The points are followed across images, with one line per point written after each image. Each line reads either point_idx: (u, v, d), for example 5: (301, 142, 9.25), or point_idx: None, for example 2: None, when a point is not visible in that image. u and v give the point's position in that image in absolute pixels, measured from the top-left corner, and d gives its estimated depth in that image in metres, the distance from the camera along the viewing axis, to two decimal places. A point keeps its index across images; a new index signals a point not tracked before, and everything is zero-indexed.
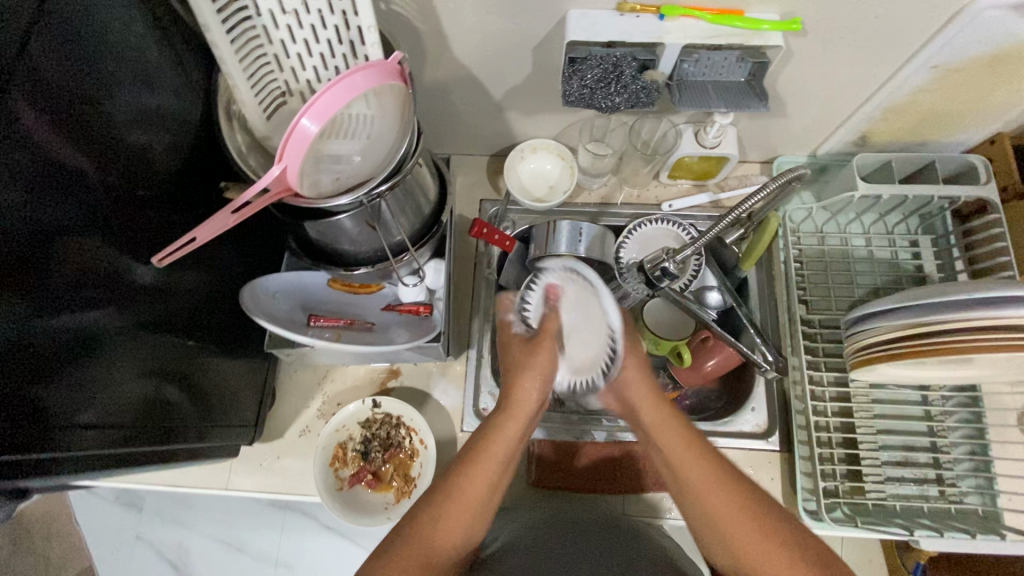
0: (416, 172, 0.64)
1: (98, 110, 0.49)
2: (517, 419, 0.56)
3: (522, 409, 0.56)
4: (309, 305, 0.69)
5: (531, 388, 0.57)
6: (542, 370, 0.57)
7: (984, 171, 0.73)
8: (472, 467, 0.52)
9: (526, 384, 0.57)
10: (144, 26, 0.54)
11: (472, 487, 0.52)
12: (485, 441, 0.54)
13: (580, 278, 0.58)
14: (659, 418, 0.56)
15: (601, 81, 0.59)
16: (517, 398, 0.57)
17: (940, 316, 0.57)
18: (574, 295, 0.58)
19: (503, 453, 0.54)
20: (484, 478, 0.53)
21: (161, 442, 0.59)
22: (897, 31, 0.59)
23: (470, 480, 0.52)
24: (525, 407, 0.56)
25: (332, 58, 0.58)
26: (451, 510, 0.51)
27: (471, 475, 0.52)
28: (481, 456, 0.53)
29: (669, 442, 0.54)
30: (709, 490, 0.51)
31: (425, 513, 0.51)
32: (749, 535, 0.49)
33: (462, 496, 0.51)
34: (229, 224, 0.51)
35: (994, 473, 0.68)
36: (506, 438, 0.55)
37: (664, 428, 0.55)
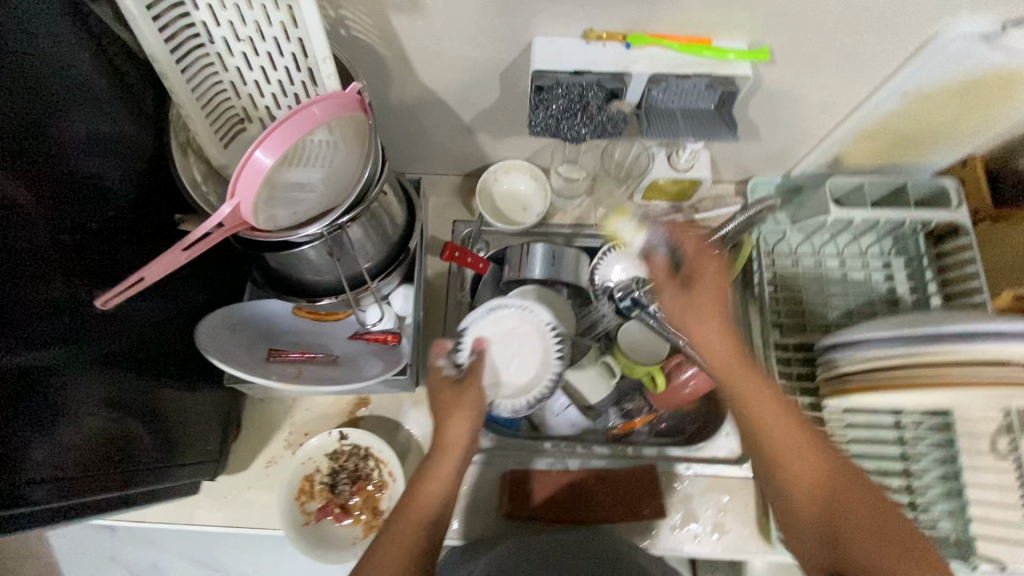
0: (382, 200, 0.62)
1: (40, 141, 0.47)
2: (451, 456, 0.59)
3: (454, 445, 0.59)
4: (272, 335, 0.66)
5: (461, 429, 0.59)
6: (472, 409, 0.60)
7: (955, 194, 0.72)
8: (411, 505, 0.56)
9: (453, 421, 0.60)
10: (90, 51, 0.51)
11: (413, 524, 0.55)
12: (421, 478, 0.58)
13: (489, 314, 0.69)
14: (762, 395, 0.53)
15: (566, 111, 0.58)
16: (446, 435, 0.59)
17: (912, 350, 0.57)
18: (499, 334, 0.69)
19: (440, 488, 0.57)
20: (424, 512, 0.56)
21: (118, 486, 0.56)
22: (868, 58, 0.58)
23: (410, 517, 0.55)
24: (457, 444, 0.59)
25: (290, 85, 0.56)
26: (393, 542, 0.54)
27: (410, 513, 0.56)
28: (421, 488, 0.57)
29: (739, 374, 0.53)
30: (779, 426, 0.52)
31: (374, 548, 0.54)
32: (810, 466, 0.52)
33: (402, 532, 0.54)
34: (180, 261, 0.49)
35: (966, 498, 0.69)
36: (442, 475, 0.58)
37: (760, 390, 0.53)
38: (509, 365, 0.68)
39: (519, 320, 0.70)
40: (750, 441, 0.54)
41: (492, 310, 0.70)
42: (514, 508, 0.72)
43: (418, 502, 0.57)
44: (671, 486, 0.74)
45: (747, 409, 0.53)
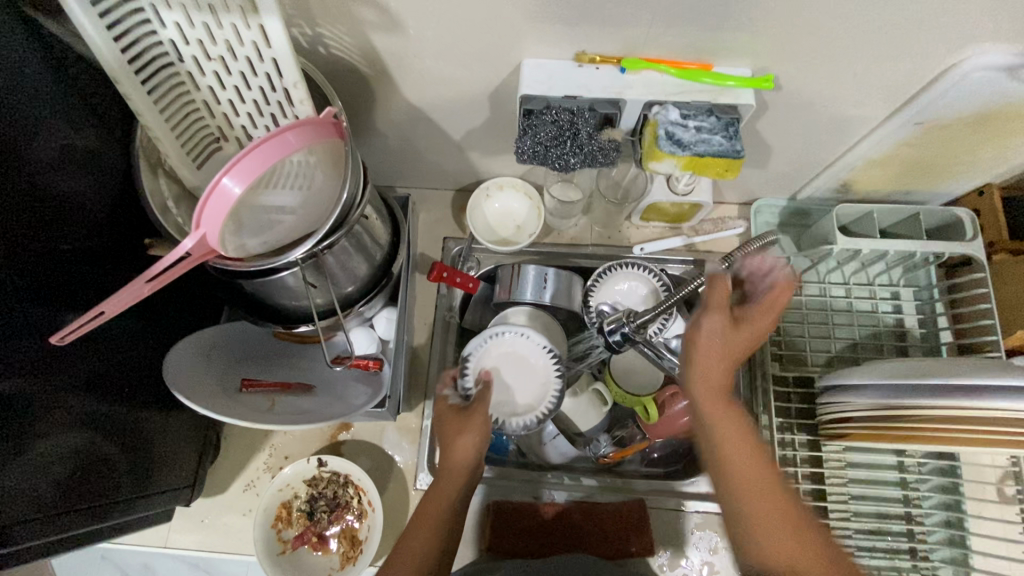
0: (364, 224, 0.60)
1: (6, 162, 0.45)
2: (453, 482, 0.55)
3: (458, 468, 0.55)
4: (249, 360, 0.63)
5: (464, 452, 0.55)
6: (477, 431, 0.57)
7: (971, 225, 0.68)
8: (418, 527, 0.53)
9: (459, 444, 0.56)
10: (57, 69, 0.49)
11: (418, 544, 0.52)
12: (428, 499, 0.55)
13: (490, 342, 0.66)
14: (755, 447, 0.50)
15: (555, 138, 0.54)
16: (450, 458, 0.55)
17: (919, 401, 0.53)
18: (503, 361, 0.66)
19: (445, 509, 0.54)
20: (431, 529, 0.53)
21: (91, 517, 0.54)
22: (881, 85, 0.54)
23: (415, 537, 0.52)
24: (460, 468, 0.55)
25: (266, 105, 0.53)
26: (400, 561, 0.51)
27: (416, 532, 0.53)
28: (423, 516, 0.54)
29: (725, 416, 0.51)
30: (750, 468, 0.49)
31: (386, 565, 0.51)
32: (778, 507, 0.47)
33: (408, 552, 0.52)
34: (143, 293, 0.47)
35: (969, 546, 0.66)
36: (445, 498, 0.54)
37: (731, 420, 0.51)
38: (511, 392, 0.65)
39: (521, 344, 0.66)
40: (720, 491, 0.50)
41: (494, 337, 0.67)
42: (497, 541, 0.71)
43: (424, 521, 0.53)
44: (661, 522, 0.71)
45: (716, 434, 0.51)
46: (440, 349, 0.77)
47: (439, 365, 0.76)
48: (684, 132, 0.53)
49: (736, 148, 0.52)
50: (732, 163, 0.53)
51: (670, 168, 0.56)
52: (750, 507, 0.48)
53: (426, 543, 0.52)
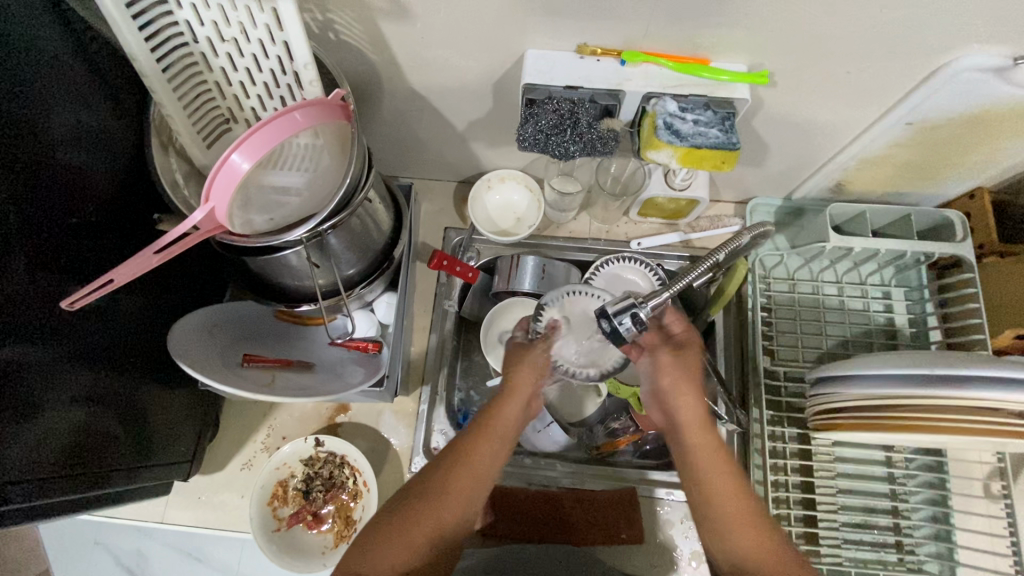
0: (367, 208, 0.61)
1: (22, 134, 0.46)
2: (513, 404, 0.57)
3: (522, 391, 0.57)
4: (249, 336, 0.65)
5: (525, 382, 0.58)
6: (536, 369, 0.58)
7: (961, 228, 0.70)
8: (481, 438, 0.54)
9: (522, 373, 0.58)
10: (74, 48, 0.51)
11: (484, 458, 0.53)
12: (489, 415, 0.56)
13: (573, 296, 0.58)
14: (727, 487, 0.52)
15: (556, 127, 0.55)
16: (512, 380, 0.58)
17: (907, 391, 0.55)
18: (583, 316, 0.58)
19: (507, 426, 0.56)
20: (494, 445, 0.54)
21: (90, 485, 0.55)
22: (873, 85, 0.56)
23: (478, 451, 0.53)
24: (521, 391, 0.57)
25: (276, 87, 0.55)
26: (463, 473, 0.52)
27: (478, 445, 0.54)
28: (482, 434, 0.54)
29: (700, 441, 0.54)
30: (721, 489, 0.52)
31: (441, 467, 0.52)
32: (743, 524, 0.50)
33: (473, 466, 0.53)
34: (152, 264, 0.48)
35: (954, 541, 0.67)
36: (508, 416, 0.56)
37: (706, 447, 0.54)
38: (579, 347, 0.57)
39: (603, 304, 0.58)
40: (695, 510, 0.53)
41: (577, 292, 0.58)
42: (491, 525, 0.72)
43: (489, 437, 0.55)
44: (651, 511, 0.72)
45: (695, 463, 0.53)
46: (437, 337, 0.78)
47: (436, 352, 0.78)
48: (683, 124, 0.54)
49: (733, 140, 0.53)
50: (728, 156, 0.54)
51: (667, 159, 0.56)
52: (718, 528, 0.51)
53: (489, 455, 0.54)
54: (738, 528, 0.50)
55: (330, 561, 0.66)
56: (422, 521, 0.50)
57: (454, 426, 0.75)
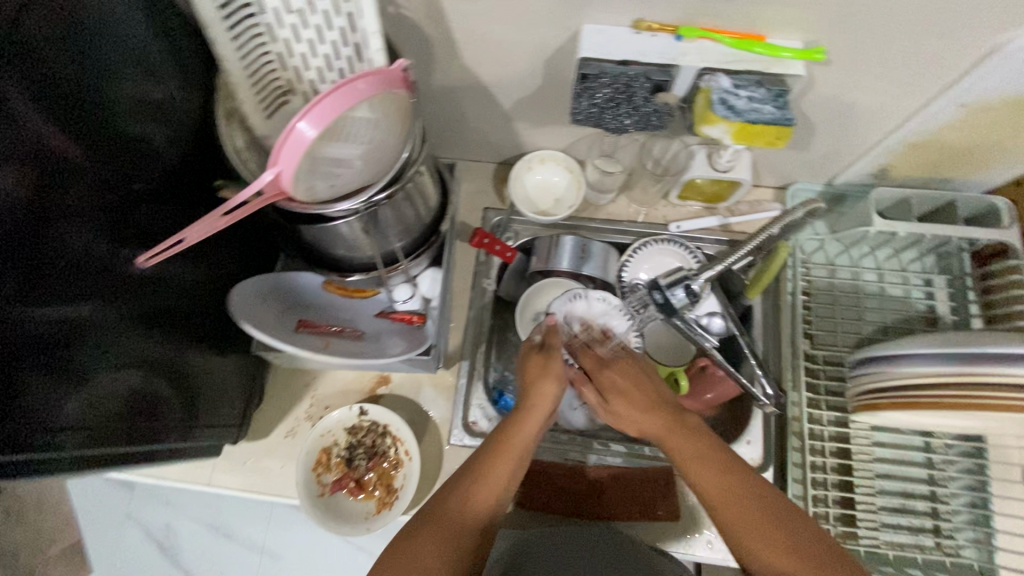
0: (418, 180, 0.62)
1: (97, 97, 0.48)
2: (534, 417, 0.59)
3: (541, 406, 0.60)
4: (300, 306, 0.68)
5: (547, 396, 0.60)
6: (556, 379, 0.61)
7: (1007, 213, 0.70)
8: (499, 455, 0.56)
9: (544, 386, 0.61)
10: (146, 17, 0.52)
11: (499, 478, 0.55)
12: (509, 433, 0.57)
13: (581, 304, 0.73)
14: (720, 491, 0.51)
15: (611, 100, 0.58)
16: (534, 397, 0.60)
17: (951, 369, 0.57)
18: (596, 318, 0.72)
19: (524, 445, 0.57)
20: (510, 462, 0.56)
21: (145, 441, 0.57)
22: (926, 65, 0.56)
23: (495, 467, 0.55)
24: (541, 406, 0.60)
25: (336, 60, 0.56)
26: (479, 492, 0.53)
27: (496, 462, 0.55)
28: (503, 447, 0.56)
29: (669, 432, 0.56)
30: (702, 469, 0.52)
31: (458, 488, 0.53)
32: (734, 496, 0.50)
33: (488, 485, 0.54)
34: (219, 226, 0.50)
35: (994, 527, 0.67)
36: (526, 434, 0.58)
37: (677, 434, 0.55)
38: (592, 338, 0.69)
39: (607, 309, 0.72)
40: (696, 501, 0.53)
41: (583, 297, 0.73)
42: (529, 499, 0.73)
43: (507, 453, 0.56)
44: (687, 489, 0.73)
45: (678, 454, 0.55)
46: (476, 314, 0.80)
47: (475, 328, 0.79)
48: (737, 100, 0.55)
49: (787, 116, 0.55)
50: (783, 131, 0.55)
51: (721, 133, 0.57)
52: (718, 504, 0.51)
53: (504, 473, 0.55)
54: (722, 492, 0.51)
55: (372, 526, 0.67)
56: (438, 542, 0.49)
57: (491, 401, 0.76)
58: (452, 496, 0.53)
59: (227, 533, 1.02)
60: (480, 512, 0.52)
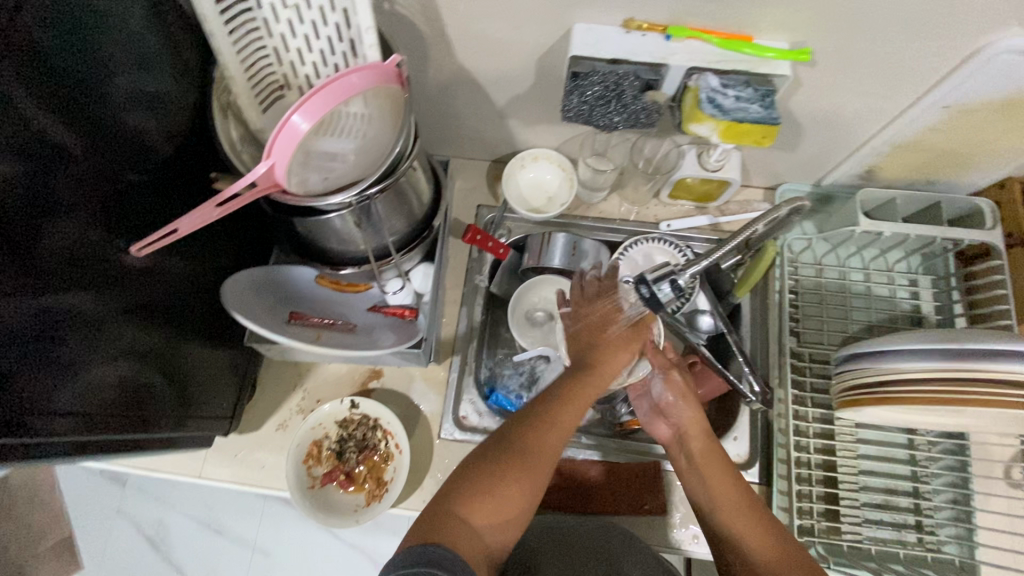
0: (410, 176, 0.62)
1: (93, 87, 0.48)
2: (609, 371, 0.56)
3: (617, 358, 0.57)
4: (291, 300, 0.69)
5: (622, 355, 0.58)
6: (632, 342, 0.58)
7: (990, 215, 0.71)
8: (570, 400, 0.53)
9: (623, 349, 0.58)
10: (143, 10, 0.53)
11: (569, 422, 0.53)
12: (583, 380, 0.55)
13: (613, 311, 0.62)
14: (734, 502, 0.55)
15: (601, 98, 0.59)
16: (610, 355, 0.57)
17: (931, 366, 0.58)
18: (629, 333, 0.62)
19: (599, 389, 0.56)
20: (584, 404, 0.54)
21: (137, 431, 0.57)
22: (909, 68, 0.57)
23: (565, 411, 0.53)
24: (615, 366, 0.57)
25: (331, 55, 0.57)
26: (552, 432, 0.52)
27: (566, 407, 0.53)
28: (578, 393, 0.54)
29: (709, 460, 0.58)
30: (731, 506, 0.55)
31: (532, 420, 0.52)
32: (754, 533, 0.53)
33: (558, 428, 0.52)
34: (213, 216, 0.51)
35: (975, 523, 0.68)
36: (600, 384, 0.55)
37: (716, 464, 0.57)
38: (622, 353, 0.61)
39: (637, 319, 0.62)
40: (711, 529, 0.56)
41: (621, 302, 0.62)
42: None
43: (578, 401, 0.54)
44: (674, 485, 0.74)
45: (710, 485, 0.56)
46: (468, 310, 0.81)
47: (467, 323, 0.80)
48: (725, 99, 0.56)
49: (773, 115, 0.56)
50: (769, 131, 0.56)
51: (710, 130, 0.58)
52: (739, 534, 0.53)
53: (577, 414, 0.54)
54: (744, 525, 0.53)
55: (362, 518, 0.68)
56: (513, 478, 0.49)
57: (483, 396, 0.77)
58: (525, 432, 0.51)
59: (218, 529, 1.02)
60: (544, 452, 0.51)
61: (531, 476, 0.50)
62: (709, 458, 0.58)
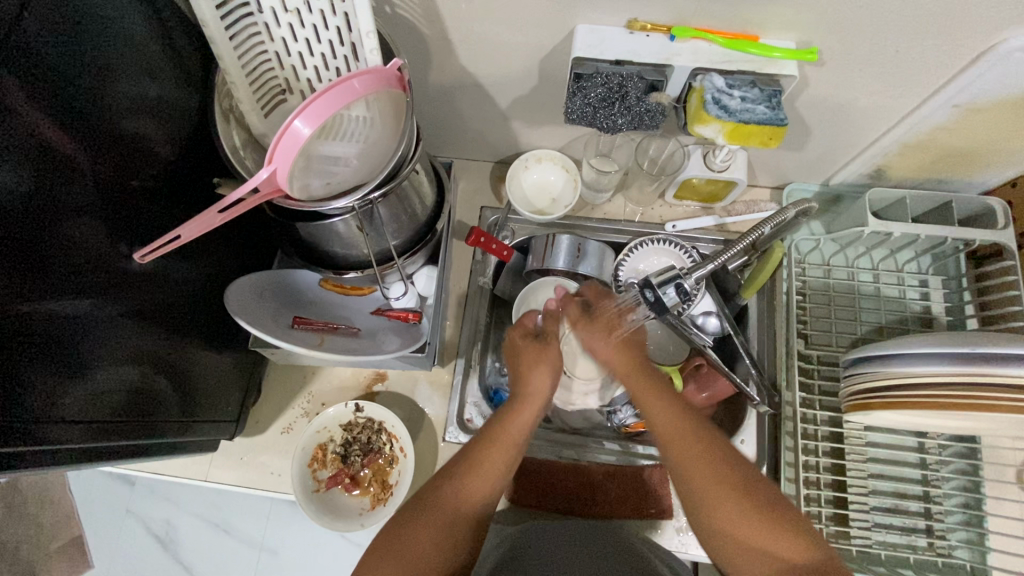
0: (413, 180, 0.62)
1: (95, 94, 0.48)
2: (532, 404, 0.60)
3: (536, 397, 0.60)
4: (297, 303, 0.70)
5: (544, 379, 0.61)
6: (554, 363, 0.62)
7: (1003, 215, 0.69)
8: (490, 443, 0.57)
9: (538, 372, 0.62)
10: (143, 16, 0.53)
11: (495, 464, 0.56)
12: (505, 421, 0.58)
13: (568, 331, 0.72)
14: (669, 424, 0.56)
15: (605, 100, 0.58)
16: (529, 387, 0.61)
17: (943, 373, 0.57)
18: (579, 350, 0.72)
19: (519, 436, 0.58)
20: (510, 448, 0.57)
21: (143, 436, 0.58)
22: (919, 67, 0.56)
23: (487, 457, 0.56)
24: (537, 396, 0.61)
25: (332, 59, 0.57)
26: (474, 477, 0.54)
27: (487, 452, 0.56)
28: (497, 436, 0.57)
29: (639, 386, 0.60)
30: (670, 427, 0.56)
31: (450, 474, 0.55)
32: (694, 457, 0.53)
33: (481, 471, 0.55)
34: (216, 223, 0.51)
35: (987, 528, 0.67)
36: (521, 422, 0.59)
37: (647, 388, 0.59)
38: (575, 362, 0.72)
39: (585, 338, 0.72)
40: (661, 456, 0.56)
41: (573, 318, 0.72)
42: (525, 494, 0.73)
43: (504, 440, 0.57)
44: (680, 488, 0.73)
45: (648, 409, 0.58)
46: (472, 312, 0.80)
47: (471, 326, 0.80)
48: (731, 100, 0.56)
49: (780, 116, 0.55)
50: (775, 132, 0.56)
51: (715, 130, 0.57)
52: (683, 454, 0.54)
53: (499, 463, 0.56)
54: (680, 446, 0.54)
55: (367, 522, 0.68)
56: (427, 528, 0.51)
57: (488, 399, 0.77)
58: (443, 485, 0.54)
59: (227, 529, 1.03)
60: (468, 504, 0.53)
61: (452, 530, 0.51)
62: (641, 384, 0.60)
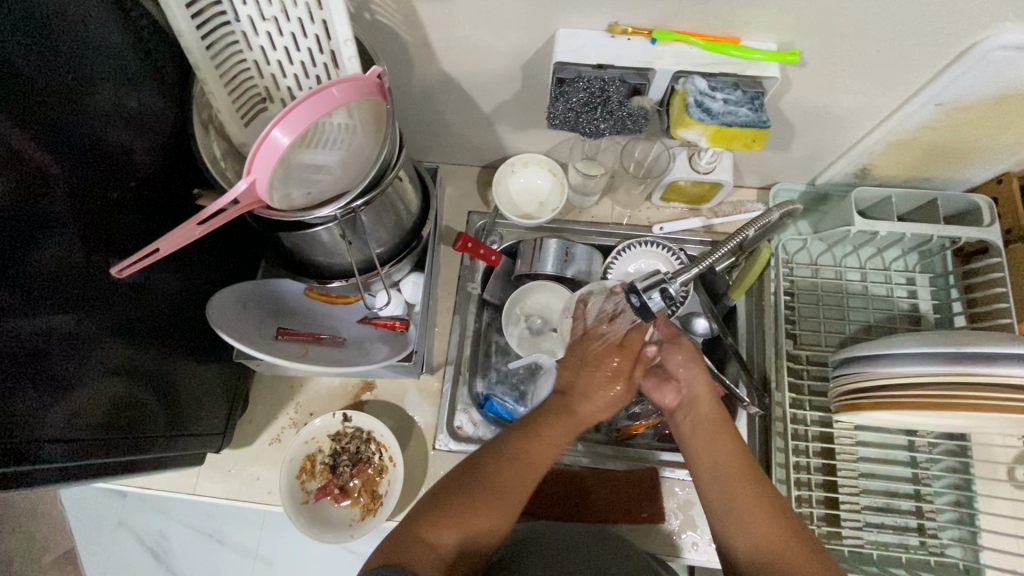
0: (397, 186, 0.61)
1: (71, 106, 0.48)
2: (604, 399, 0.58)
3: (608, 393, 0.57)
4: (283, 313, 0.69)
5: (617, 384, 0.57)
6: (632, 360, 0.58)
7: (988, 212, 0.69)
8: (556, 423, 0.56)
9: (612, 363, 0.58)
10: (119, 25, 0.52)
11: (550, 443, 0.55)
12: (573, 403, 0.57)
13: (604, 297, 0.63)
14: (738, 468, 0.53)
15: (587, 104, 0.58)
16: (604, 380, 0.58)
17: (934, 374, 0.57)
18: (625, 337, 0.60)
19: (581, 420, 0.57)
20: (565, 434, 0.56)
21: (129, 452, 0.57)
22: (901, 65, 0.56)
23: (547, 435, 0.55)
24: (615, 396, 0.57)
25: (312, 66, 0.56)
26: (531, 452, 0.53)
27: (549, 432, 0.55)
28: (563, 418, 0.56)
29: (709, 425, 0.57)
30: (738, 471, 0.53)
31: (509, 445, 0.54)
32: (755, 508, 0.51)
33: (540, 447, 0.54)
34: (196, 234, 0.50)
35: (978, 526, 0.68)
36: (588, 411, 0.57)
37: (719, 429, 0.56)
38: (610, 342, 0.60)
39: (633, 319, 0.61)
40: (713, 495, 0.53)
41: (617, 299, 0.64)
42: None
43: (563, 424, 0.56)
44: (672, 491, 0.73)
45: (713, 449, 0.55)
46: (460, 318, 0.80)
47: (460, 332, 0.79)
48: (714, 102, 0.56)
49: (763, 118, 0.55)
50: (758, 134, 0.56)
51: (698, 134, 0.57)
52: (743, 506, 0.51)
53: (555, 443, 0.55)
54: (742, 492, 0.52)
55: (356, 533, 0.68)
56: (482, 499, 0.50)
57: (478, 405, 0.77)
58: (501, 458, 0.52)
59: (218, 538, 1.01)
60: (519, 476, 0.52)
61: (503, 506, 0.50)
62: (715, 425, 0.57)
